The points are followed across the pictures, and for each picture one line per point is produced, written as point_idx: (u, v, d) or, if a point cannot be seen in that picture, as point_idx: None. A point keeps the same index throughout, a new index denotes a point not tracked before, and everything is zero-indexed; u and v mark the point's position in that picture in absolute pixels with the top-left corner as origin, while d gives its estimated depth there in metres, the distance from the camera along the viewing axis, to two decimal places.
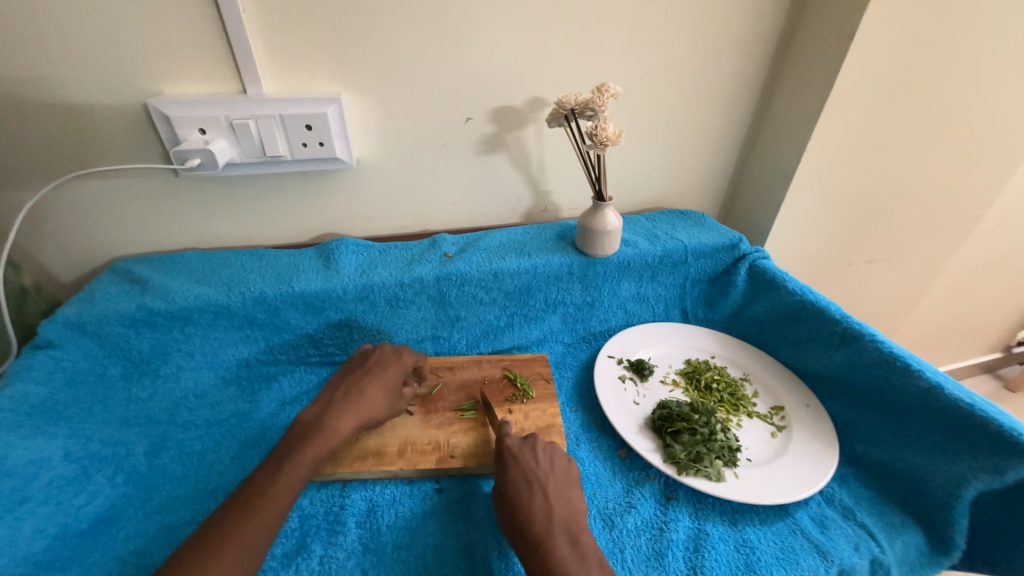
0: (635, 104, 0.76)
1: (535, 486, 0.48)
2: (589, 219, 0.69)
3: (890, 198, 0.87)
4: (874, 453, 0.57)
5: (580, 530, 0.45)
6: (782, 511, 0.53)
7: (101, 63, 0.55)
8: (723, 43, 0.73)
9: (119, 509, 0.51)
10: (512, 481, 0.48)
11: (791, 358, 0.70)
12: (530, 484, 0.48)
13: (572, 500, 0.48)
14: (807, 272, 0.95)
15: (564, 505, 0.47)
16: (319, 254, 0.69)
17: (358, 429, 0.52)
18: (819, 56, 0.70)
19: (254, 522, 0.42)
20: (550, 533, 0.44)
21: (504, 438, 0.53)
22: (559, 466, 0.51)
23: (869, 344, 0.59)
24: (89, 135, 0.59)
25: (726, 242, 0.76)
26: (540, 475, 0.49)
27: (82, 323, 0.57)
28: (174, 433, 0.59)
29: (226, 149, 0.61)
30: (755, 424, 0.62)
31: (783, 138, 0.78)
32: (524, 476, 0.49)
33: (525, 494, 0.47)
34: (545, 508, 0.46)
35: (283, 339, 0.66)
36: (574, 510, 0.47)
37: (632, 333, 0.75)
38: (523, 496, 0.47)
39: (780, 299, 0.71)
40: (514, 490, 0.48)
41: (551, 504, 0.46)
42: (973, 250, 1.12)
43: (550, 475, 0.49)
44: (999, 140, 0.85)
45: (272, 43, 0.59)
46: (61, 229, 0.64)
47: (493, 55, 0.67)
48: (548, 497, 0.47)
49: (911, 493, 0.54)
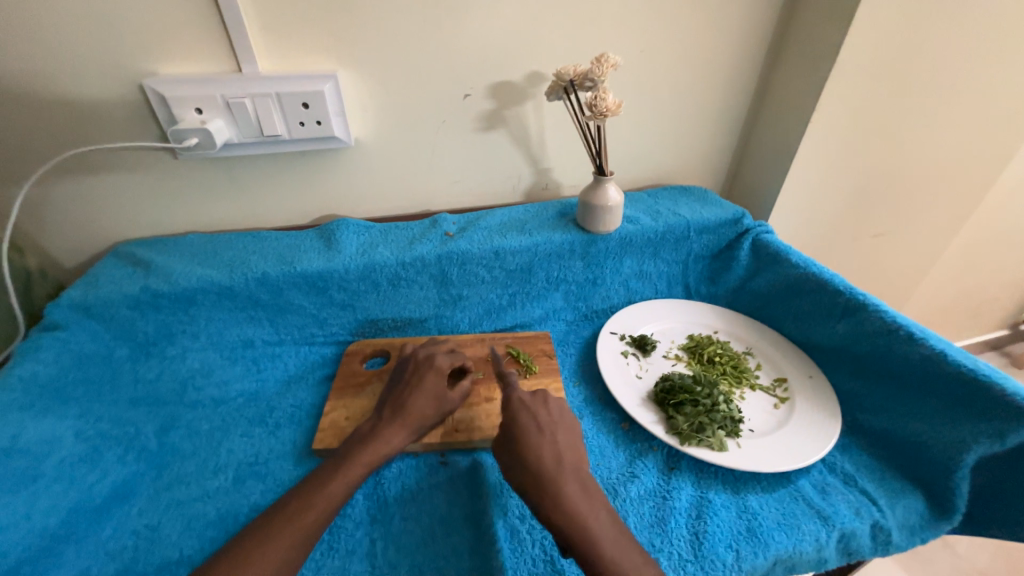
0: (636, 77, 0.75)
1: (545, 433, 0.48)
2: (591, 194, 0.68)
3: (897, 170, 0.85)
4: (876, 421, 0.58)
5: (587, 475, 0.46)
6: (784, 479, 0.53)
7: (93, 43, 0.55)
8: (726, 11, 0.71)
9: (131, 486, 0.51)
10: (523, 427, 0.48)
11: (794, 332, 0.70)
12: (540, 431, 0.48)
13: (581, 445, 0.49)
14: (812, 248, 0.94)
15: (573, 451, 0.48)
16: (320, 235, 0.69)
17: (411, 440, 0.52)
18: (825, 22, 0.68)
19: (314, 511, 0.43)
20: (561, 477, 0.45)
21: (513, 392, 0.53)
22: (567, 415, 0.51)
23: (872, 314, 0.59)
24: (85, 118, 0.59)
25: (728, 217, 0.75)
26: (550, 424, 0.49)
27: (87, 305, 0.57)
28: (182, 413, 0.59)
29: (224, 129, 0.61)
30: (758, 396, 0.62)
31: (787, 109, 0.76)
32: (535, 424, 0.49)
33: (537, 440, 0.47)
34: (554, 455, 0.46)
35: (286, 319, 0.66)
36: (580, 455, 0.48)
37: (634, 309, 0.75)
38: (535, 442, 0.47)
39: (783, 272, 0.70)
40: (525, 437, 0.48)
41: (560, 449, 0.47)
42: (980, 224, 1.11)
43: (558, 423, 0.50)
44: (1009, 109, 0.83)
45: (266, 19, 0.58)
46: (62, 213, 0.64)
47: (490, 28, 0.65)
48: (559, 445, 0.47)
49: (912, 459, 0.54)
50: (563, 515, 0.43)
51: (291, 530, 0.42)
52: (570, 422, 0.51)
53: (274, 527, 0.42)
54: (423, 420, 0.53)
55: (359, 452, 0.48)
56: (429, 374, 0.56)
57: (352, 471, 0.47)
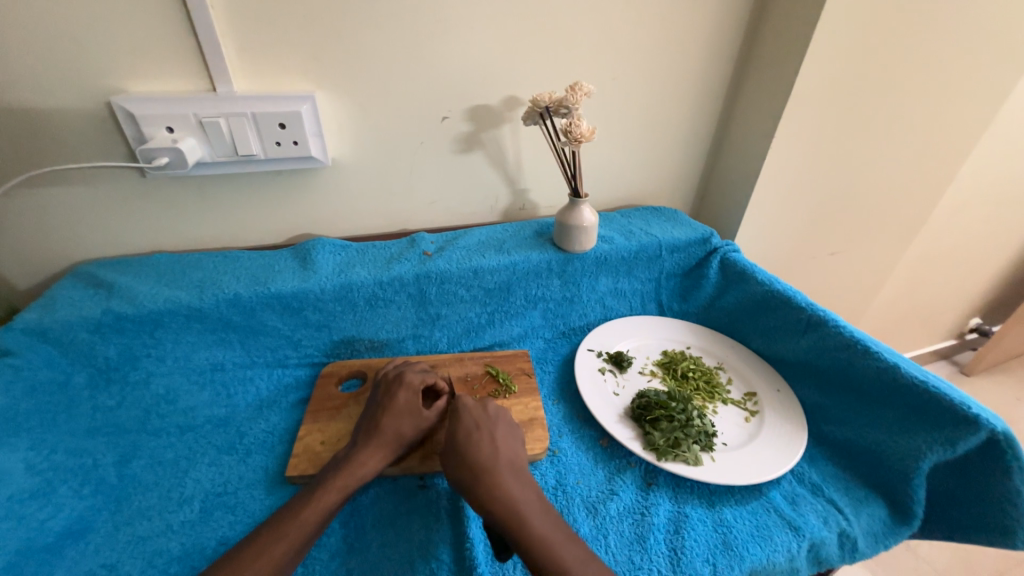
0: (608, 104, 0.78)
1: (484, 432, 0.49)
2: (567, 215, 0.70)
3: (849, 193, 0.92)
4: (839, 432, 0.60)
5: (521, 465, 0.48)
6: (756, 491, 0.55)
7: (60, 60, 0.53)
8: (690, 45, 0.76)
9: (87, 522, 0.48)
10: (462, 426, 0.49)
11: (762, 346, 0.73)
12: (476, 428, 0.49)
13: (516, 443, 0.50)
14: (776, 265, 0.99)
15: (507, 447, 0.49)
16: (295, 255, 0.68)
17: (389, 463, 0.51)
18: (781, 55, 0.73)
19: (285, 542, 0.42)
20: (497, 470, 0.46)
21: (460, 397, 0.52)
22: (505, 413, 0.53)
23: (832, 329, 0.62)
24: (47, 135, 0.57)
25: (698, 236, 0.78)
26: (488, 422, 0.50)
27: (43, 330, 0.54)
28: (145, 442, 0.56)
29: (196, 147, 0.60)
30: (730, 410, 0.64)
31: (749, 136, 0.81)
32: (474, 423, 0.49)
33: (474, 438, 0.48)
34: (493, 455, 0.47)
35: (259, 341, 0.64)
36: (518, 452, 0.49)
37: (610, 326, 0.77)
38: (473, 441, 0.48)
39: (750, 289, 0.73)
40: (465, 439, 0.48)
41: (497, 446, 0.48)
42: (927, 242, 1.19)
43: (496, 423, 0.50)
44: (945, 138, 0.91)
45: (243, 41, 0.58)
46: (17, 234, 0.61)
47: (469, 53, 0.67)
48: (495, 443, 0.48)
49: (874, 468, 0.56)
50: (496, 504, 0.43)
51: (262, 564, 0.40)
52: (507, 422, 0.52)
53: (245, 560, 0.40)
54: (403, 431, 0.53)
55: (333, 476, 0.48)
56: (398, 391, 0.56)
57: (327, 493, 0.46)
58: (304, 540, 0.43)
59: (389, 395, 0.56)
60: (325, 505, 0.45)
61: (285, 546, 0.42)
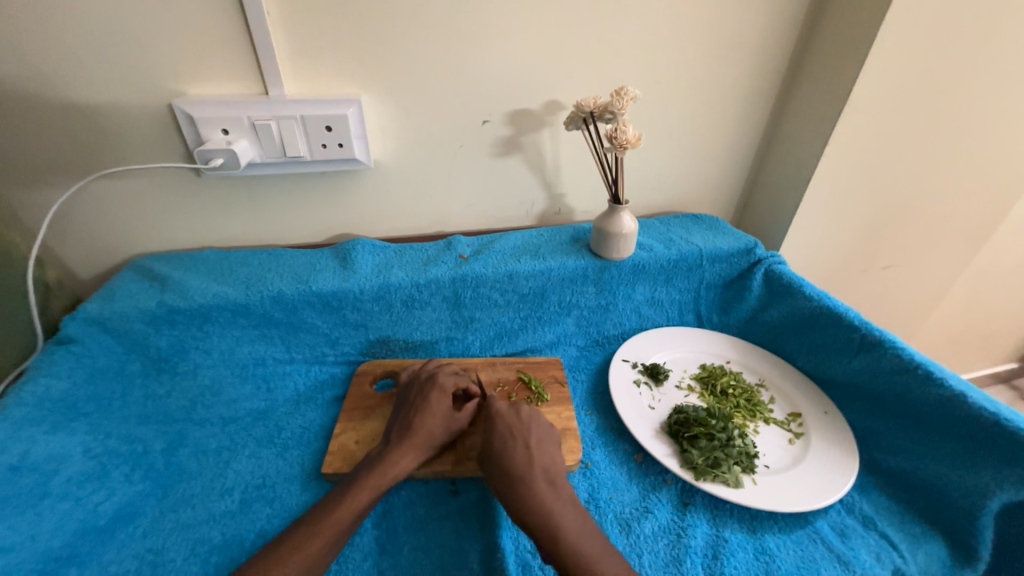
0: (652, 107, 0.76)
1: (518, 439, 0.49)
2: (606, 222, 0.68)
3: (906, 204, 0.86)
4: (894, 461, 0.57)
5: (558, 474, 0.48)
6: (801, 520, 0.52)
7: (129, 65, 0.56)
8: (741, 47, 0.73)
9: (136, 506, 0.50)
10: (497, 434, 0.49)
11: (808, 365, 0.69)
12: (513, 437, 0.49)
13: (551, 450, 0.49)
14: (824, 278, 0.94)
15: (545, 456, 0.49)
16: (336, 254, 0.69)
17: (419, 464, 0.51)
18: (839, 58, 0.69)
19: (320, 539, 0.43)
20: (531, 475, 0.46)
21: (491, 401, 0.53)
22: (540, 420, 0.52)
23: (889, 351, 0.58)
24: (114, 135, 0.60)
25: (741, 247, 0.75)
26: (523, 428, 0.50)
27: (103, 319, 0.57)
28: (191, 431, 0.58)
29: (248, 149, 0.62)
30: (773, 430, 0.61)
31: (800, 142, 0.77)
32: (508, 429, 0.50)
33: (510, 445, 0.48)
34: (528, 461, 0.47)
35: (299, 338, 0.66)
36: (554, 460, 0.49)
37: (645, 337, 0.75)
38: (508, 449, 0.48)
39: (797, 304, 0.70)
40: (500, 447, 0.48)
41: (532, 455, 0.48)
42: (992, 257, 1.11)
43: (531, 429, 0.50)
44: (1018, 146, 0.84)
45: (295, 46, 0.59)
46: (83, 228, 0.65)
47: (510, 56, 0.67)
48: (529, 451, 0.48)
49: (934, 503, 0.53)
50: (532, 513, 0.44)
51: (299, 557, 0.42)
52: (542, 427, 0.51)
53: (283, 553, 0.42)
54: (433, 432, 0.53)
55: (366, 475, 0.48)
56: (431, 392, 0.55)
57: (361, 492, 0.46)
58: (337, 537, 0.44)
59: (421, 398, 0.55)
60: (360, 502, 0.46)
61: (322, 542, 0.43)
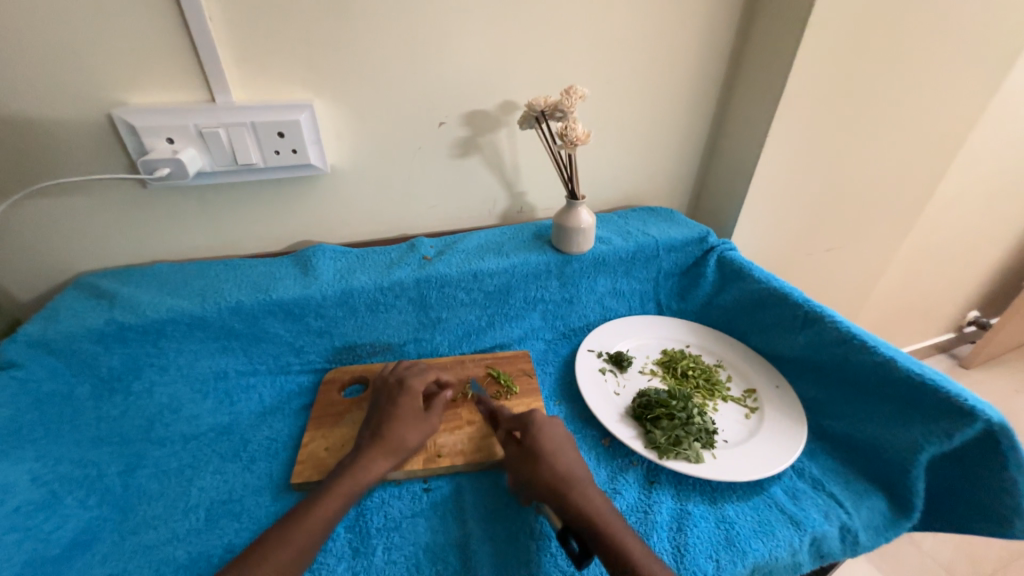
0: (604, 105, 0.79)
1: (568, 448, 0.53)
2: (564, 217, 0.70)
3: (843, 190, 0.92)
4: (838, 426, 0.61)
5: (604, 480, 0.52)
6: (757, 487, 0.56)
7: (61, 73, 0.54)
8: (683, 45, 0.77)
9: (93, 533, 0.48)
10: (547, 440, 0.53)
11: (760, 343, 0.73)
12: (563, 444, 0.53)
13: None
14: (773, 262, 1.00)
15: (591, 460, 0.53)
16: (296, 262, 0.68)
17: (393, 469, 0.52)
18: (773, 54, 0.74)
19: (288, 548, 0.43)
20: (585, 482, 0.50)
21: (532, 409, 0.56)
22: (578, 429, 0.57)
23: (829, 325, 0.63)
24: (49, 147, 0.57)
25: (694, 236, 0.79)
26: (570, 439, 0.54)
27: (47, 341, 0.54)
28: (149, 451, 0.56)
29: (196, 157, 0.60)
30: (729, 407, 0.65)
31: (743, 134, 0.82)
32: (560, 438, 0.54)
33: (561, 453, 0.52)
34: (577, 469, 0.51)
35: (262, 349, 0.65)
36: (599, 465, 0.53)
37: (609, 327, 0.77)
38: (555, 455, 0.52)
39: (747, 287, 0.74)
40: (547, 453, 0.52)
41: (581, 463, 0.52)
42: (922, 236, 1.20)
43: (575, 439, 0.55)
44: (935, 133, 0.92)
45: (241, 51, 0.58)
46: (20, 246, 0.61)
47: (464, 57, 0.68)
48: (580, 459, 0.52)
49: (874, 461, 0.57)
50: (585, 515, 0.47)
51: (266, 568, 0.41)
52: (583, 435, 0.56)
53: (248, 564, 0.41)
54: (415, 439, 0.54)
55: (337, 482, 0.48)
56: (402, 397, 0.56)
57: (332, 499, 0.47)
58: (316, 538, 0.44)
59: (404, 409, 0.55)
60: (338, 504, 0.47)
61: (291, 552, 0.43)
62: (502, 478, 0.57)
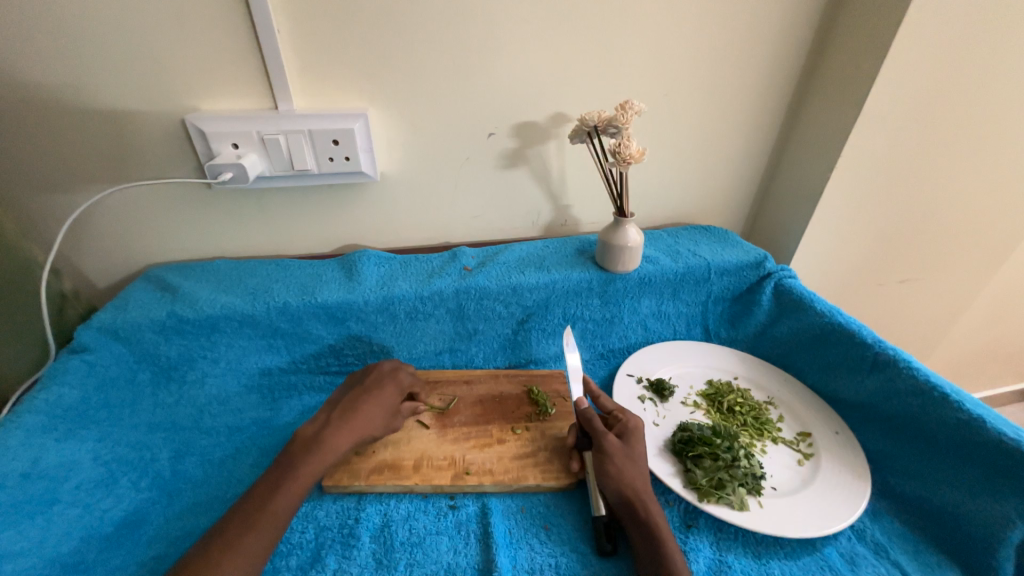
0: (660, 119, 0.76)
1: (635, 462, 0.52)
2: (611, 235, 0.68)
3: (924, 218, 0.83)
4: (908, 486, 0.55)
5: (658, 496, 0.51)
6: (810, 546, 0.51)
7: (146, 81, 0.58)
8: (750, 58, 0.72)
9: (142, 513, 0.51)
10: (611, 454, 0.52)
11: (819, 382, 0.67)
12: (629, 458, 0.52)
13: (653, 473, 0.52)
14: (837, 292, 0.92)
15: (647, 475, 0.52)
16: (342, 265, 0.70)
17: (354, 446, 0.53)
18: (853, 68, 0.68)
19: (255, 533, 0.44)
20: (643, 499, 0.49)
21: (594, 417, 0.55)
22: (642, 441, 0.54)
23: (903, 371, 0.56)
24: (131, 149, 0.62)
25: (750, 260, 0.74)
26: (636, 452, 0.53)
27: (116, 328, 0.59)
28: (197, 440, 0.59)
29: (257, 162, 0.63)
30: (780, 450, 0.60)
31: (812, 154, 0.76)
32: (625, 451, 0.52)
33: (626, 466, 0.51)
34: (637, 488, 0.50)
35: (304, 349, 0.67)
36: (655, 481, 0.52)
37: (651, 351, 0.74)
38: (623, 468, 0.51)
39: (807, 320, 0.68)
40: (617, 463, 0.51)
41: (642, 476, 0.51)
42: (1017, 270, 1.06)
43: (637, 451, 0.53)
44: None
45: (304, 61, 0.61)
46: (101, 239, 0.67)
47: (516, 68, 0.67)
48: (642, 472, 0.51)
49: (950, 531, 0.51)
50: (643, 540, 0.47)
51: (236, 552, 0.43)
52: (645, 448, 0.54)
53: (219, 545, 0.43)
54: (368, 435, 0.54)
55: (302, 460, 0.49)
56: (387, 386, 0.59)
57: (293, 479, 0.48)
58: (277, 527, 0.46)
59: (351, 410, 0.55)
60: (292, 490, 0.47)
61: (256, 531, 0.44)
62: (530, 503, 0.55)
